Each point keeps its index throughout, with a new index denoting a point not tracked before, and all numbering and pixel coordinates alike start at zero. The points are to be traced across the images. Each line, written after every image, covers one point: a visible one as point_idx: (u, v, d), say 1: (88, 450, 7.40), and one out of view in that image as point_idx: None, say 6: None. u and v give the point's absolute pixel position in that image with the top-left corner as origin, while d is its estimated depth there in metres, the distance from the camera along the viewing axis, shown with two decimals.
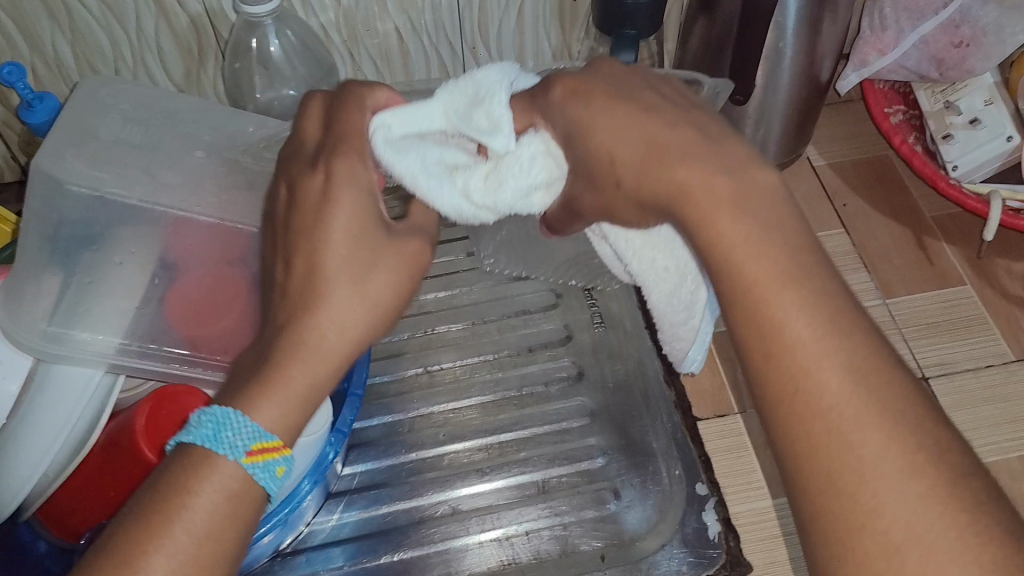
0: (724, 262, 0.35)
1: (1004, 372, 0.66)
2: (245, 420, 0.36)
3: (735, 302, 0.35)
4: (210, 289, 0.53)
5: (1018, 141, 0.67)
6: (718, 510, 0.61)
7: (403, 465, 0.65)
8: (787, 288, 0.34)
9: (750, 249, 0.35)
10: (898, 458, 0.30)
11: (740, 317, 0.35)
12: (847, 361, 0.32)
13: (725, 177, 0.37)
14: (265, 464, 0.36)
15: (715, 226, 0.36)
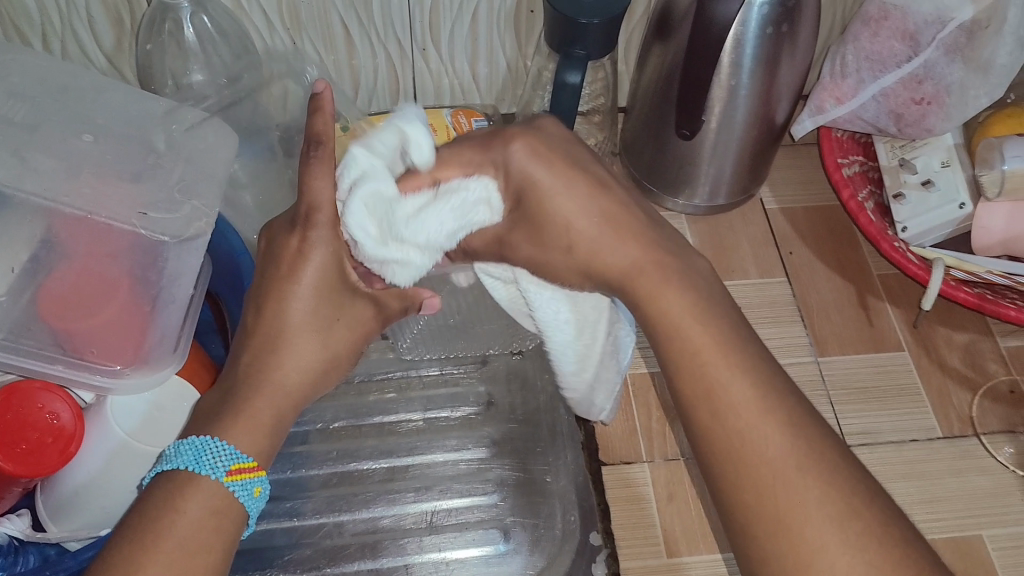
0: (670, 330, 0.42)
1: (928, 449, 0.64)
2: (224, 444, 0.42)
3: (682, 366, 0.40)
4: (79, 281, 0.49)
5: (970, 210, 0.64)
6: (607, 564, 0.58)
7: (294, 479, 0.63)
8: (722, 353, 0.39)
9: (694, 321, 0.41)
10: (838, 503, 0.35)
11: (680, 380, 0.40)
12: (787, 417, 0.37)
13: (674, 260, 0.45)
14: (244, 483, 0.41)
15: (664, 301, 0.43)
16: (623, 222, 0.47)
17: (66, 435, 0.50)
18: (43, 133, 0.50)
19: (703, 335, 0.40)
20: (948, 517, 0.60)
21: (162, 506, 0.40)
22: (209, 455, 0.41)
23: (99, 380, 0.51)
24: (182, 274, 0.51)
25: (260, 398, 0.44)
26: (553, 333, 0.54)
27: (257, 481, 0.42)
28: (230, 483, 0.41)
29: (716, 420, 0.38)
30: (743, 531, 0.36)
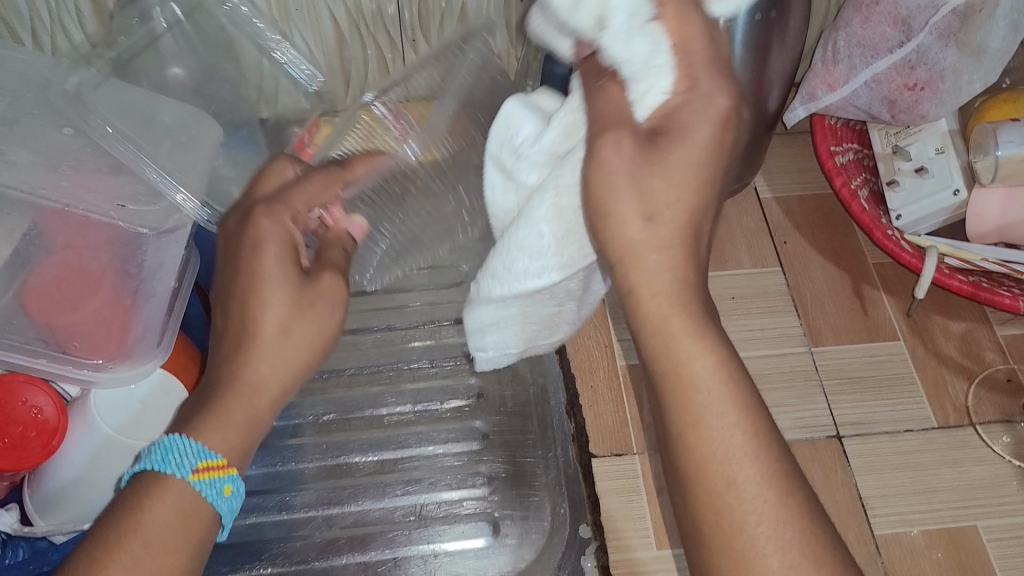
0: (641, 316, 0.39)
1: (922, 439, 0.63)
2: (192, 441, 0.41)
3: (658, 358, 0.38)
4: (61, 276, 0.49)
5: (964, 196, 0.64)
6: (597, 556, 0.58)
7: (284, 472, 0.63)
8: (719, 385, 0.37)
9: (692, 344, 0.37)
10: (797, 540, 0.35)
11: (659, 368, 0.38)
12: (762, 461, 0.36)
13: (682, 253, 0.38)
14: (211, 480, 0.41)
15: (668, 333, 0.38)
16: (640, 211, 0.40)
17: (49, 428, 0.50)
18: (24, 127, 0.50)
19: (688, 313, 0.38)
20: (942, 508, 0.59)
21: (125, 506, 0.40)
22: (176, 454, 0.41)
23: (84, 373, 0.50)
24: (163, 266, 0.52)
25: (234, 399, 0.43)
26: (518, 249, 0.46)
27: (227, 479, 0.42)
28: (196, 481, 0.41)
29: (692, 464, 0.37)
30: (711, 524, 0.36)
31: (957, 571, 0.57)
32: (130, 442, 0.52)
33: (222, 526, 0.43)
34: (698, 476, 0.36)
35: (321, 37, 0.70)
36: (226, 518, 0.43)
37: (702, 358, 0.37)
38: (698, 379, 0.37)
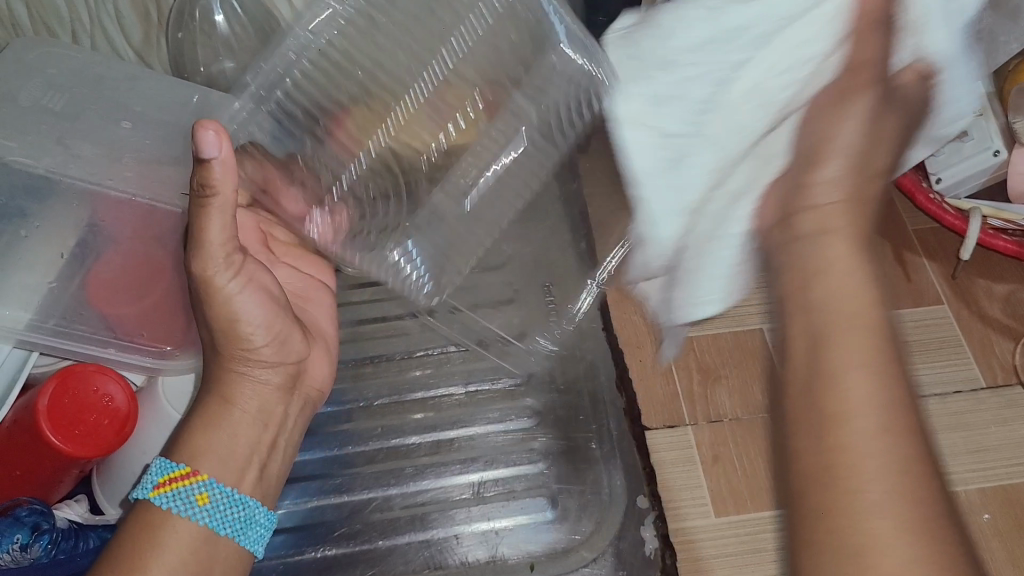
0: (823, 367, 0.35)
1: (972, 400, 0.63)
2: (161, 461, 0.43)
3: (806, 421, 0.34)
4: (128, 265, 0.50)
5: (1005, 156, 0.63)
6: (657, 525, 0.58)
7: (341, 457, 0.64)
8: (892, 466, 0.32)
9: (875, 448, 0.32)
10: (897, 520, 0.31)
11: (802, 431, 0.35)
12: (896, 515, 0.31)
13: (862, 363, 0.34)
14: (175, 491, 0.42)
15: (843, 429, 0.33)
16: (848, 317, 0.36)
17: (121, 415, 0.51)
18: (84, 122, 0.51)
19: (869, 378, 0.34)
20: (994, 465, 0.60)
21: (152, 522, 0.42)
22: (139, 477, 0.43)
23: (149, 360, 0.53)
24: None
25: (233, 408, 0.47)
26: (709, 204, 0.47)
27: (197, 486, 0.43)
28: (157, 496, 0.42)
29: (828, 521, 0.32)
30: (816, 476, 0.33)
31: (1015, 527, 0.57)
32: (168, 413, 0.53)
33: (224, 536, 0.43)
34: (827, 503, 0.32)
35: None
36: (224, 527, 0.43)
37: (861, 391, 0.33)
38: (853, 439, 0.32)
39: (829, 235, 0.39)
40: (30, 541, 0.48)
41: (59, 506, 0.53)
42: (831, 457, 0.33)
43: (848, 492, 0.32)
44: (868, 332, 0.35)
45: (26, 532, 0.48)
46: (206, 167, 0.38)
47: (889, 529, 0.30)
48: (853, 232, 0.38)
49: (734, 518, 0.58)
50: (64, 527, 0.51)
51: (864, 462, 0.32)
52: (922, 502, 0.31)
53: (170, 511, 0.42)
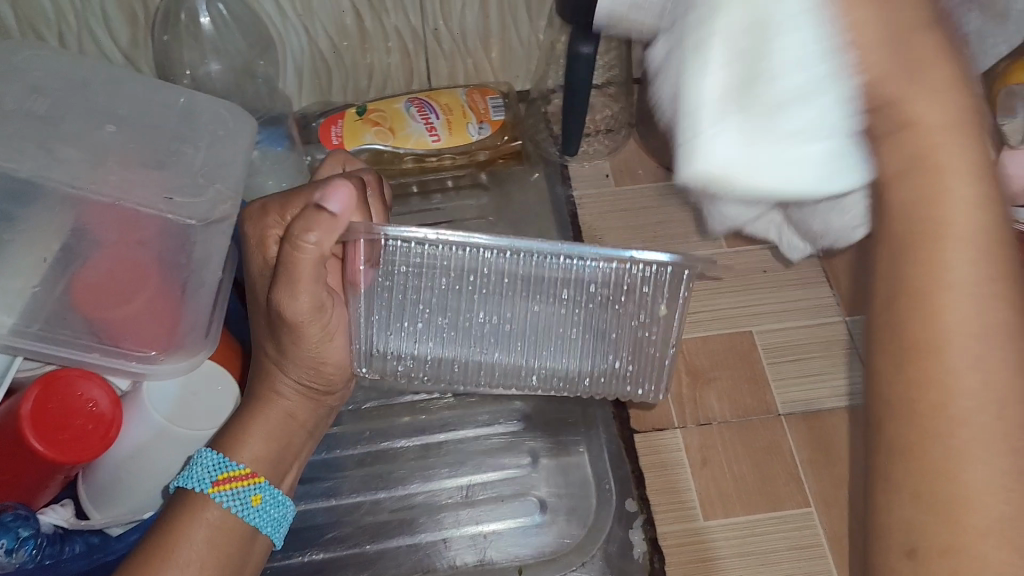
0: (911, 272, 0.28)
1: None
2: (213, 456, 0.47)
3: (901, 353, 0.28)
4: (113, 270, 0.50)
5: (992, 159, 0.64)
6: (646, 529, 0.58)
7: (330, 460, 0.63)
8: (994, 401, 0.27)
9: (980, 401, 0.27)
10: (997, 490, 0.27)
11: (902, 374, 0.28)
12: (993, 483, 0.27)
13: (984, 270, 0.27)
14: (231, 491, 0.47)
15: (944, 366, 0.27)
16: (938, 213, 0.27)
17: (106, 421, 0.51)
18: (68, 126, 0.51)
19: (979, 280, 0.27)
20: None
21: (202, 514, 0.45)
22: (197, 471, 0.46)
23: (135, 366, 0.53)
24: (210, 258, 0.53)
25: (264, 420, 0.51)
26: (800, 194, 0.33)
27: (252, 489, 0.47)
28: (215, 493, 0.46)
29: (921, 499, 0.27)
30: (917, 399, 0.27)
31: None
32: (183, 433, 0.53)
33: (265, 534, 0.48)
34: (894, 455, 0.28)
35: (343, 28, 0.70)
36: (267, 526, 0.48)
37: (970, 344, 0.27)
38: (962, 396, 0.27)
39: (922, 132, 0.28)
40: (16, 547, 0.48)
41: (44, 510, 0.52)
42: (923, 413, 0.27)
43: (946, 464, 0.27)
44: (984, 231, 0.27)
45: (12, 537, 0.48)
46: (338, 224, 0.47)
47: (981, 506, 0.27)
48: (953, 149, 0.28)
49: (743, 518, 0.58)
50: (49, 531, 0.51)
51: (966, 413, 0.27)
52: (1023, 459, 0.27)
53: (230, 508, 0.46)
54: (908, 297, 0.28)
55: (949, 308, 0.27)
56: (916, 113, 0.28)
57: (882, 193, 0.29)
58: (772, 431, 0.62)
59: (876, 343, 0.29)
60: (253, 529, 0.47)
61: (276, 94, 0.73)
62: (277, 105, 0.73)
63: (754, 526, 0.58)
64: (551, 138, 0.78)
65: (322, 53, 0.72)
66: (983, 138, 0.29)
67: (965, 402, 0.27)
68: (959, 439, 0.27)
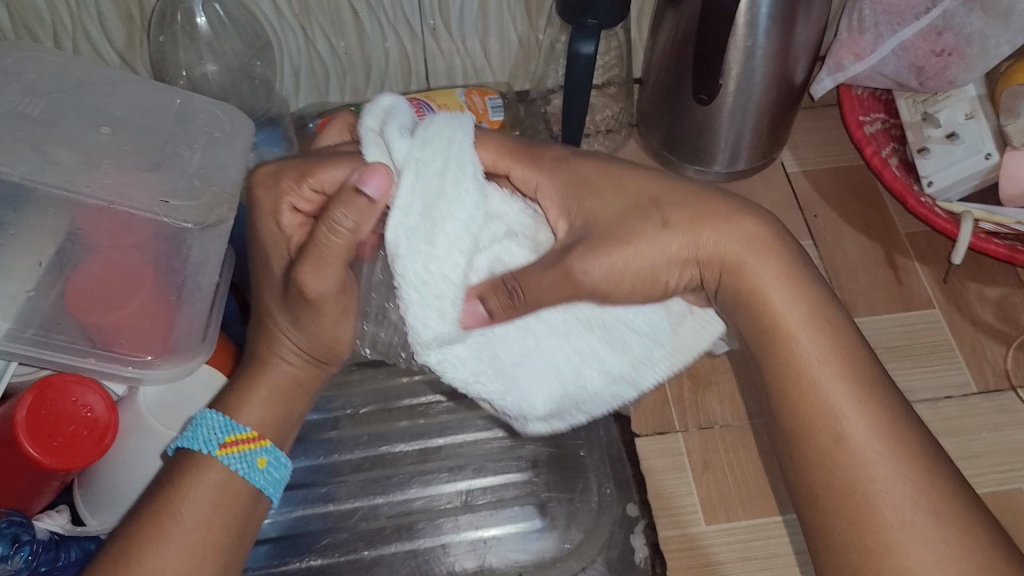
0: (792, 366, 0.42)
1: (963, 405, 0.63)
2: (219, 417, 0.45)
3: (808, 438, 0.41)
4: (106, 273, 0.50)
5: (996, 159, 0.64)
6: (647, 534, 0.57)
7: (327, 465, 0.63)
8: (882, 450, 0.39)
9: (878, 452, 0.39)
10: (914, 497, 0.38)
11: (808, 455, 0.41)
12: (911, 495, 0.38)
13: (858, 394, 0.41)
14: (240, 454, 0.44)
15: (867, 467, 0.39)
16: (800, 356, 0.42)
17: (101, 427, 0.50)
18: (61, 128, 0.50)
19: (871, 427, 0.40)
20: (987, 471, 0.59)
21: (205, 473, 0.43)
22: (204, 430, 0.44)
23: (130, 371, 0.52)
24: (205, 262, 0.52)
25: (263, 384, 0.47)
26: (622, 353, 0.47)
27: (258, 451, 0.45)
28: (222, 456, 0.44)
29: (855, 529, 0.39)
30: (825, 445, 0.40)
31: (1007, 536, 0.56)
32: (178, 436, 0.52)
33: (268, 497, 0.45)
34: (850, 502, 0.39)
35: (341, 28, 0.70)
36: (269, 489, 0.45)
37: (845, 398, 0.41)
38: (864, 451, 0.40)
39: (763, 255, 0.44)
40: (10, 553, 0.47)
41: (39, 517, 0.52)
42: (837, 469, 0.40)
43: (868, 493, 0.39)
44: (825, 339, 0.42)
45: (5, 543, 0.47)
46: (374, 210, 0.42)
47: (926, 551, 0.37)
48: (835, 357, 0.42)
49: (749, 522, 0.58)
50: (44, 538, 0.50)
51: (870, 464, 0.39)
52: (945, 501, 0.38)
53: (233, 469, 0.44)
54: (793, 380, 0.42)
55: (829, 378, 0.41)
56: (743, 255, 0.44)
57: (754, 318, 0.44)
58: None
59: (794, 424, 0.42)
60: (258, 492, 0.45)
61: (274, 95, 0.73)
62: (275, 106, 0.73)
63: (757, 530, 0.57)
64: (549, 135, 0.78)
65: (320, 54, 0.72)
66: (869, 375, 0.42)
67: (851, 412, 0.40)
68: (866, 475, 0.39)
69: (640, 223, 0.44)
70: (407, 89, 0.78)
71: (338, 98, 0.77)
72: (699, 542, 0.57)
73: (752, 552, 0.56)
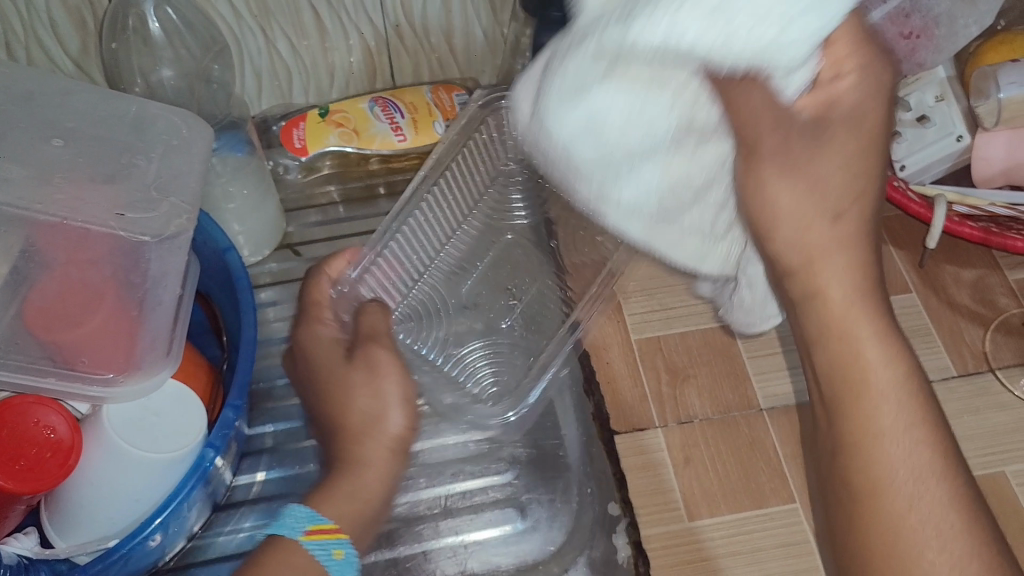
0: (866, 401, 0.39)
1: (943, 389, 0.62)
2: (304, 509, 0.46)
3: (862, 465, 0.39)
4: (65, 290, 0.49)
5: (968, 141, 0.64)
6: (629, 532, 0.57)
7: (302, 475, 0.60)
8: (931, 482, 0.39)
9: (922, 488, 0.39)
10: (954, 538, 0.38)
11: (863, 490, 0.39)
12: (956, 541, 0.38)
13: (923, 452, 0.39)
14: (322, 544, 0.45)
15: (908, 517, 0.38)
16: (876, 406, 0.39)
17: (64, 448, 0.49)
18: (10, 141, 0.48)
19: (925, 475, 0.39)
20: (969, 456, 0.59)
21: (290, 557, 0.44)
22: (291, 518, 0.46)
23: (93, 390, 0.51)
24: (166, 275, 0.51)
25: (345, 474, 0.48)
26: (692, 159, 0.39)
27: (335, 543, 0.46)
28: (308, 542, 0.45)
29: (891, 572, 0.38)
30: (861, 501, 0.39)
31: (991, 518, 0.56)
32: (155, 456, 0.50)
33: None
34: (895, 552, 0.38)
35: (302, 28, 0.68)
36: None
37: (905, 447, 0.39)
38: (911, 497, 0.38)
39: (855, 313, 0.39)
40: None
41: (6, 539, 0.50)
42: (878, 515, 0.39)
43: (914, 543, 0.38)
44: (902, 401, 0.40)
45: None
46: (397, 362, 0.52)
47: None
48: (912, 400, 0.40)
49: (732, 516, 0.57)
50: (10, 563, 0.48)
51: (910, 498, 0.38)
52: None
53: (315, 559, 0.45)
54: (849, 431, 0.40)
55: (896, 453, 0.39)
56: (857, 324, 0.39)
57: (839, 365, 0.40)
58: (754, 425, 0.61)
59: (849, 475, 0.40)
60: None
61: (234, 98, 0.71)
62: (233, 111, 0.69)
63: (743, 524, 0.57)
64: None
65: (282, 54, 0.70)
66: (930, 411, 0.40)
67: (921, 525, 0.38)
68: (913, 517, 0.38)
69: (850, 329, 0.39)
70: (372, 88, 0.76)
71: (302, 99, 0.76)
72: (683, 538, 0.56)
73: (735, 547, 0.56)
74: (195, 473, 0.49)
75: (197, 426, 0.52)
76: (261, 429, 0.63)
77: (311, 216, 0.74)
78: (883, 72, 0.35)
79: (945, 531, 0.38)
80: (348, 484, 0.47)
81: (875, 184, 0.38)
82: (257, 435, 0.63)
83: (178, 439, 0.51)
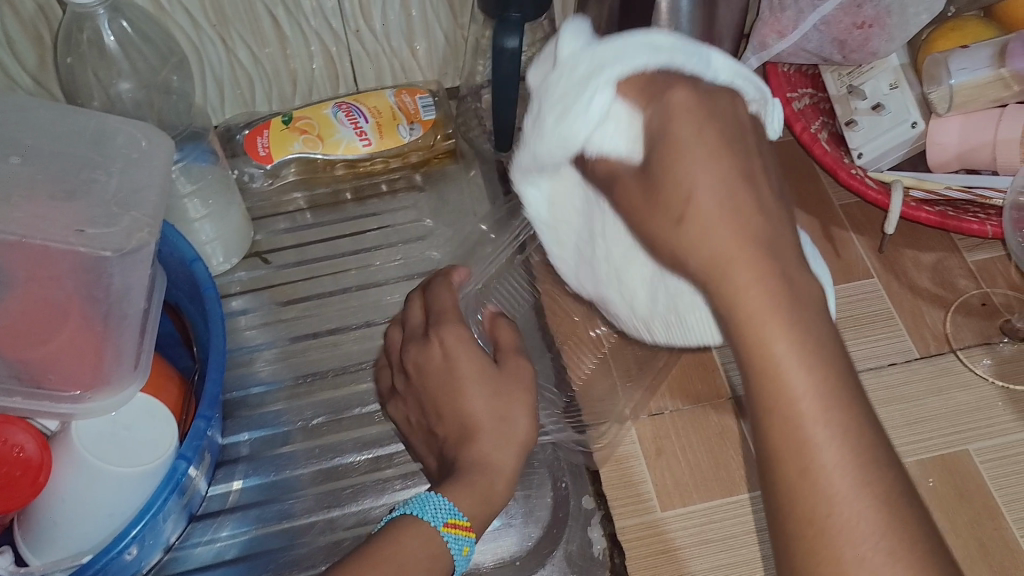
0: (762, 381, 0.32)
1: (907, 371, 0.63)
2: (444, 500, 0.45)
3: (769, 448, 0.33)
4: (27, 308, 0.49)
5: (922, 128, 0.65)
6: (605, 524, 0.58)
7: (279, 481, 0.61)
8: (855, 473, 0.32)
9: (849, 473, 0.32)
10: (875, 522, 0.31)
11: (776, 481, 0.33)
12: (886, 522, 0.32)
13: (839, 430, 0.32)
14: (456, 537, 0.45)
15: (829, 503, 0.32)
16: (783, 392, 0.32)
17: (34, 466, 0.49)
18: None
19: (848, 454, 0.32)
20: (934, 436, 0.60)
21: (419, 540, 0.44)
22: (432, 506, 0.45)
23: (62, 408, 0.51)
24: (130, 289, 0.51)
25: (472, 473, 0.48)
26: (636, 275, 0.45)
27: (465, 540, 0.45)
28: (445, 533, 0.44)
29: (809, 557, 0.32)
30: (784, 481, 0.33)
31: (954, 496, 0.57)
32: (129, 470, 0.50)
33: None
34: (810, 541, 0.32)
35: (260, 35, 0.68)
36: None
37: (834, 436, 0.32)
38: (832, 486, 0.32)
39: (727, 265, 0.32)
40: None
41: None
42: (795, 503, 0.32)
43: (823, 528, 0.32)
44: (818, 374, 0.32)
45: None
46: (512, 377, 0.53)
47: None
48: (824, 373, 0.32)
49: (706, 505, 0.58)
50: None
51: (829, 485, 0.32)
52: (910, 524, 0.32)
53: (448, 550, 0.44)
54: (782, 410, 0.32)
55: (814, 425, 0.32)
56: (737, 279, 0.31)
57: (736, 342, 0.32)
58: (724, 415, 0.62)
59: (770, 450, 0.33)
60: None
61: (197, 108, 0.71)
62: (195, 121, 0.68)
63: (717, 512, 0.57)
64: (485, 135, 0.76)
65: (243, 63, 0.70)
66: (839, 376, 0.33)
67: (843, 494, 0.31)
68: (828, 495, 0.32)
69: (738, 292, 0.32)
70: (335, 94, 0.77)
71: (265, 107, 0.76)
72: (656, 529, 0.57)
73: (708, 534, 0.56)
74: (168, 483, 0.49)
75: (167, 437, 0.52)
76: (234, 439, 0.63)
77: (279, 223, 0.74)
78: (689, 95, 0.35)
79: (865, 517, 0.31)
80: (483, 486, 0.47)
81: (730, 154, 0.33)
82: (232, 444, 0.63)
83: (150, 452, 0.51)
